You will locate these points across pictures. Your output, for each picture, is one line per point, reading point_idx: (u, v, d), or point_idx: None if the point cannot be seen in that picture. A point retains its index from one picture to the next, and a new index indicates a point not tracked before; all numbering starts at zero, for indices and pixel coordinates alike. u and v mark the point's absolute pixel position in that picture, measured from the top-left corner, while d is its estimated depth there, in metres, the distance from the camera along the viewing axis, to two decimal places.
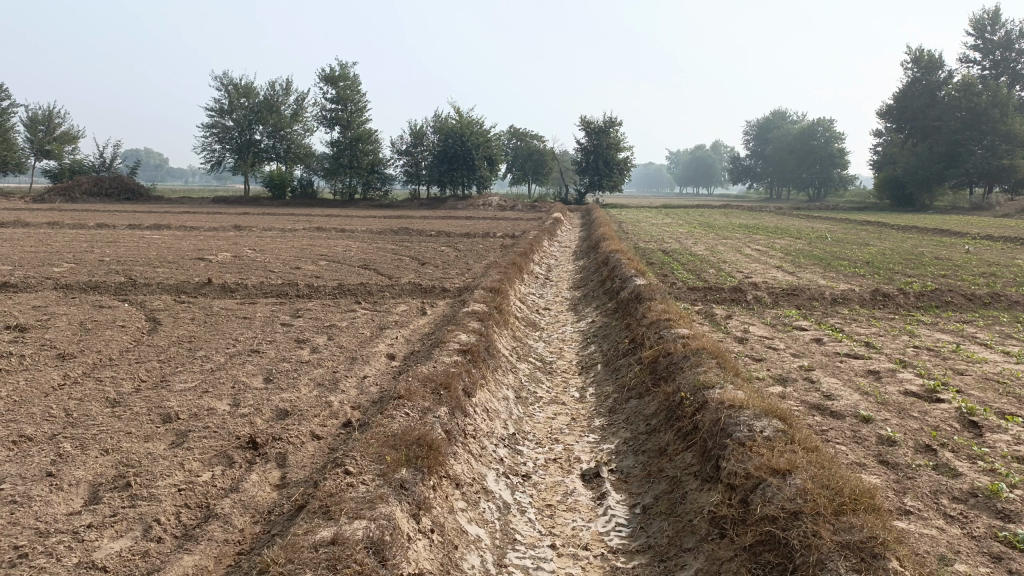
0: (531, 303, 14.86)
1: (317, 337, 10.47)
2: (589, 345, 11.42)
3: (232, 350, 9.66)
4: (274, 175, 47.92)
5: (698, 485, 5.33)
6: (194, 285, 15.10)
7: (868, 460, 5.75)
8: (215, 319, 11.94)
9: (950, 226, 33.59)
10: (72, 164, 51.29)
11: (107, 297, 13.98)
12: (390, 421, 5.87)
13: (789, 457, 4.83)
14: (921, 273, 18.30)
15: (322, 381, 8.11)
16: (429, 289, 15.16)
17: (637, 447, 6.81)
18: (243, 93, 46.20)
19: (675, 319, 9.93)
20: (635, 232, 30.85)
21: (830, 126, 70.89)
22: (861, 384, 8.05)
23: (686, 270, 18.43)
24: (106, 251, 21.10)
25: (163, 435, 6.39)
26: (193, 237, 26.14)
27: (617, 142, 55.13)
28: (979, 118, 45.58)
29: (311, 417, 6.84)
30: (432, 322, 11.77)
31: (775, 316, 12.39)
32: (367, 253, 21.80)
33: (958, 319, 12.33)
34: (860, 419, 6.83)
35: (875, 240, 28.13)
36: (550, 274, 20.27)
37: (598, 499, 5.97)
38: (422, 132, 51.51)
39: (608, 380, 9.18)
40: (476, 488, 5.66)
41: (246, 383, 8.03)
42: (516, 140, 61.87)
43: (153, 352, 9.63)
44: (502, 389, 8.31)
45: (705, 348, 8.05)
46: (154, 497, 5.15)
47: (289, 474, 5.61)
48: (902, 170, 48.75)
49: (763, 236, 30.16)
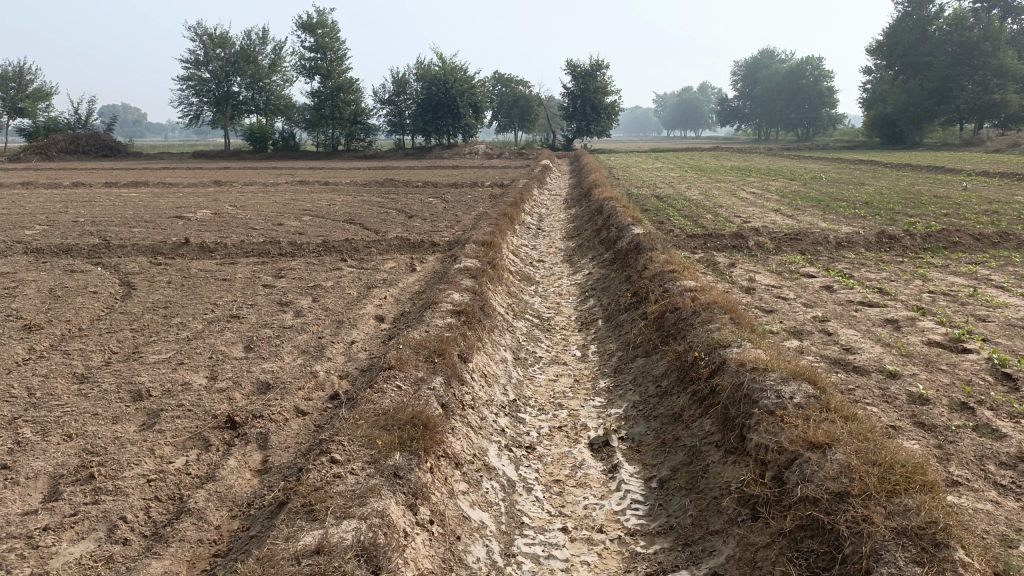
0: (525, 256, 14.25)
1: (300, 299, 9.88)
2: (588, 299, 10.88)
3: (210, 316, 9.07)
4: (254, 128, 46.61)
5: (721, 457, 4.86)
6: (171, 245, 14.42)
7: (903, 423, 5.27)
8: (192, 281, 11.30)
9: (945, 163, 32.98)
10: (47, 121, 49.60)
11: (79, 261, 13.29)
12: (380, 395, 5.34)
13: (828, 429, 4.33)
14: (923, 212, 17.75)
15: (307, 348, 7.57)
16: (417, 244, 14.54)
17: (648, 412, 6.32)
18: (219, 43, 44.74)
19: (679, 271, 9.38)
20: (625, 178, 30.15)
21: (819, 64, 69.48)
22: (881, 335, 7.54)
23: (682, 216, 17.88)
24: (82, 212, 20.25)
25: (133, 415, 5.85)
26: (172, 194, 25.24)
27: (604, 85, 53.86)
28: (972, 53, 44.52)
29: (294, 390, 6.31)
30: (422, 279, 11.20)
31: (780, 263, 11.85)
32: (352, 207, 21.07)
33: (970, 261, 11.82)
34: (887, 375, 6.35)
35: (870, 179, 27.47)
36: (541, 224, 19.63)
37: (609, 472, 5.49)
38: (404, 80, 50.06)
39: (611, 337, 8.68)
40: (477, 466, 5.17)
41: (224, 353, 7.46)
42: (501, 86, 60.45)
43: (125, 320, 9.03)
44: (499, 352, 7.79)
45: (715, 302, 7.52)
46: (120, 490, 4.63)
47: (270, 457, 5.10)
48: (891, 108, 48.30)
49: (756, 177, 29.49)
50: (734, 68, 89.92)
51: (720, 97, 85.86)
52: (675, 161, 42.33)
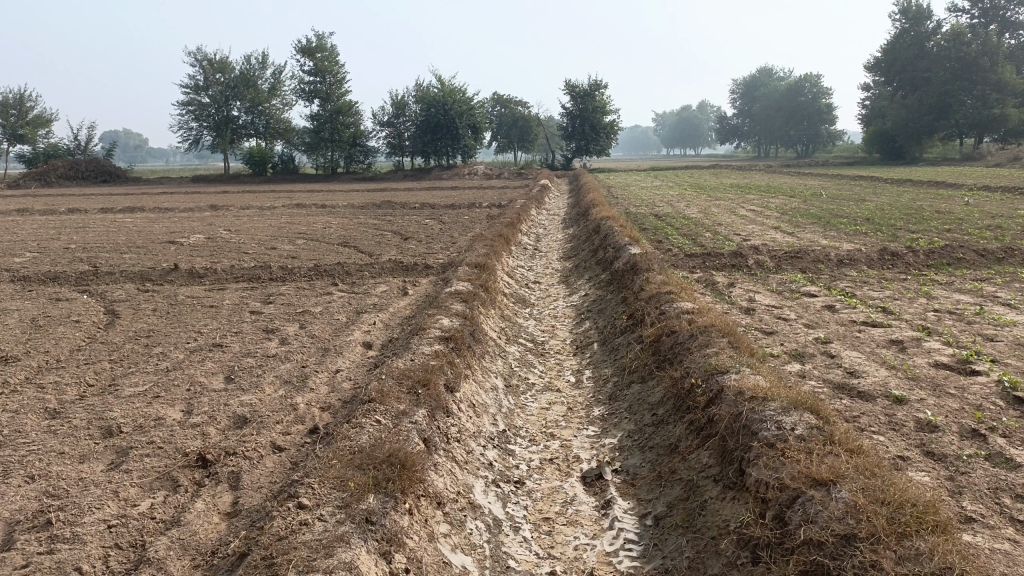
0: (520, 277, 14.00)
1: (287, 326, 9.60)
2: (584, 321, 10.60)
3: (193, 345, 8.80)
4: (254, 152, 46.59)
5: (719, 493, 4.56)
6: (160, 272, 14.15)
7: (912, 453, 4.97)
8: (179, 309, 11.03)
9: (946, 178, 32.77)
10: (47, 147, 49.64)
11: (66, 289, 13.03)
12: (358, 431, 5.05)
13: (831, 464, 4.02)
14: (925, 228, 17.49)
15: (289, 378, 7.28)
16: (410, 267, 14.27)
17: (643, 442, 6.02)
18: (218, 68, 44.86)
19: (676, 292, 9.10)
20: (624, 197, 29.95)
21: (817, 81, 69.64)
22: (886, 357, 7.25)
23: (681, 234, 17.64)
24: (74, 238, 20.03)
25: (101, 453, 5.56)
26: (167, 219, 25.03)
27: (602, 105, 53.86)
28: (970, 68, 44.54)
29: (272, 424, 6.02)
30: (413, 304, 10.93)
31: (780, 282, 11.58)
32: (348, 230, 20.84)
33: (975, 278, 11.54)
34: (894, 400, 6.05)
35: (870, 195, 27.24)
36: (539, 245, 19.39)
37: (602, 509, 5.18)
38: (403, 102, 50.09)
39: (606, 362, 8.39)
40: (461, 504, 4.87)
41: (203, 384, 7.17)
42: (500, 106, 60.49)
43: (105, 351, 8.74)
44: (490, 379, 7.50)
45: (713, 325, 7.23)
46: (77, 537, 4.33)
47: (241, 500, 4.80)
48: (891, 124, 48.40)
49: (756, 195, 29.27)
50: (733, 85, 90.01)
51: (719, 115, 85.88)
52: (675, 180, 42.19)
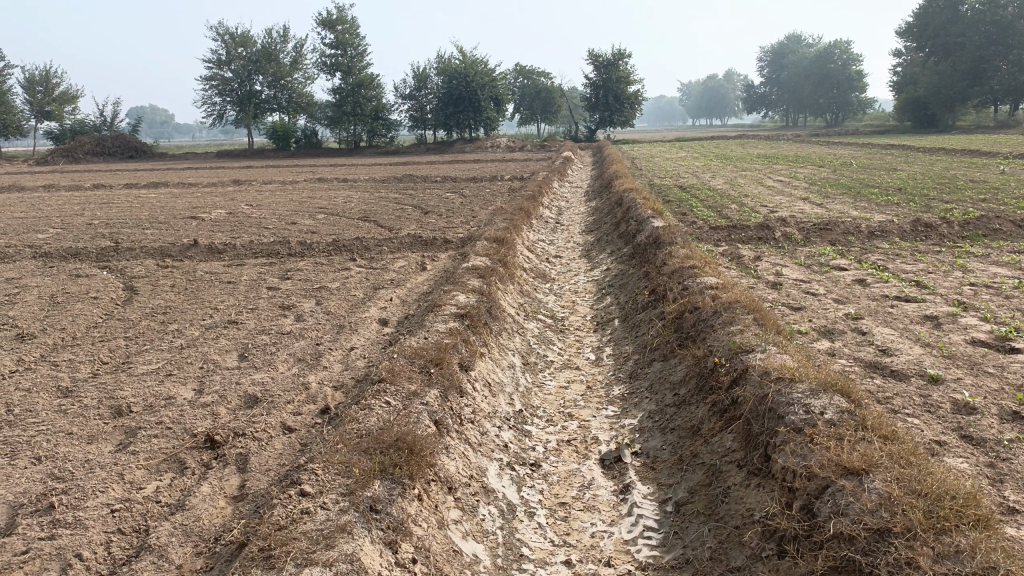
0: (541, 252, 13.76)
1: (302, 302, 9.46)
2: (605, 297, 10.36)
3: (208, 321, 8.69)
4: (277, 126, 46.47)
5: (744, 481, 4.35)
6: (180, 247, 14.08)
7: (948, 438, 4.70)
8: (197, 285, 10.95)
9: (979, 145, 31.87)
10: (74, 124, 49.95)
11: (87, 265, 13.00)
12: (367, 413, 4.89)
13: (865, 451, 3.77)
14: (959, 198, 16.97)
15: (303, 356, 7.14)
16: (430, 241, 14.08)
17: (664, 424, 5.80)
18: (240, 42, 44.73)
19: (700, 267, 8.80)
20: (650, 168, 29.43)
21: (847, 48, 68.19)
22: (920, 334, 6.94)
23: (706, 206, 17.26)
24: (97, 214, 20.10)
25: (110, 434, 5.46)
26: (189, 194, 25.05)
27: (626, 74, 53.01)
28: (1005, 32, 43.30)
29: (282, 404, 5.88)
30: (431, 279, 10.74)
31: (809, 255, 11.22)
32: (368, 204, 20.67)
33: (1011, 250, 11.11)
34: (928, 380, 5.77)
35: (901, 164, 26.52)
36: (561, 218, 19.10)
37: (620, 493, 4.99)
38: (425, 74, 49.67)
39: (628, 339, 8.16)
40: (473, 489, 4.70)
41: (216, 362, 7.06)
42: (523, 78, 59.81)
43: (121, 328, 8.68)
44: (507, 357, 7.31)
45: (737, 301, 6.96)
46: (79, 522, 4.22)
47: (248, 483, 4.68)
48: (922, 91, 46.15)
49: (784, 165, 28.65)
50: (761, 54, 87.93)
51: (746, 84, 84.09)
52: (699, 150, 41.43)
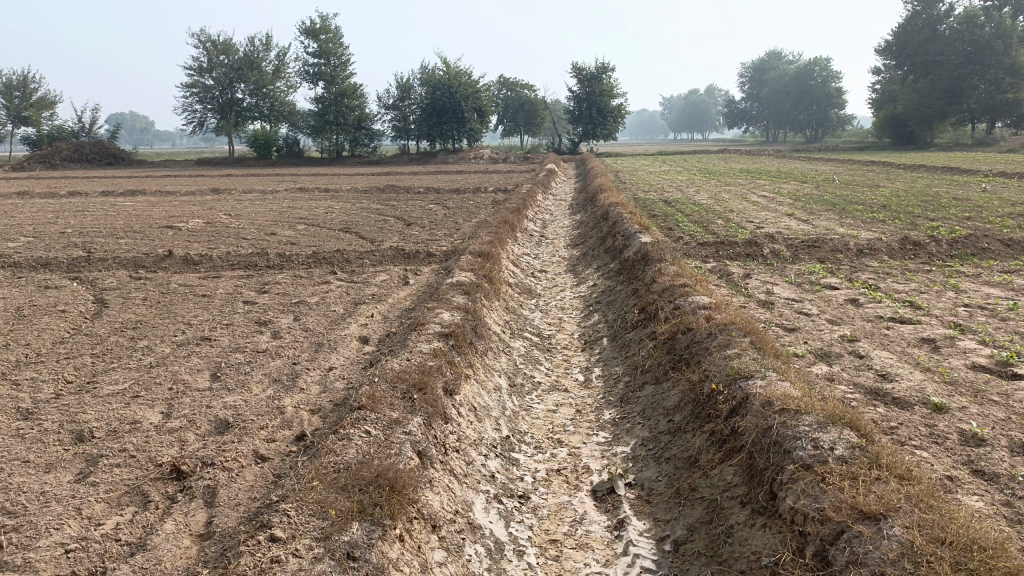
0: (525, 266, 13.47)
1: (280, 318, 9.11)
2: (592, 315, 10.08)
3: (180, 338, 8.31)
4: (258, 134, 45.94)
5: (748, 520, 4.08)
6: (154, 258, 13.65)
7: (960, 473, 4.46)
8: (171, 298, 10.57)
9: (959, 163, 32.07)
10: (51, 130, 49.12)
11: (57, 276, 12.54)
12: (345, 444, 4.57)
13: (881, 494, 3.52)
14: (944, 215, 16.92)
15: (279, 376, 6.81)
16: (412, 255, 13.77)
17: (658, 453, 5.53)
18: (222, 50, 44.28)
19: (691, 285, 8.56)
20: (634, 182, 29.32)
21: (827, 65, 68.96)
22: (920, 359, 6.72)
23: (692, 221, 17.10)
24: (71, 222, 19.58)
25: (69, 463, 5.10)
26: (167, 202, 24.56)
27: (610, 88, 53.09)
28: (983, 52, 43.75)
29: (256, 430, 5.54)
30: (414, 294, 10.42)
31: (798, 273, 11.03)
32: (350, 216, 20.32)
33: (1002, 269, 10.97)
34: (932, 408, 5.53)
35: (884, 181, 26.61)
36: (545, 231, 18.87)
37: (615, 529, 4.70)
38: (408, 85, 49.44)
39: (617, 360, 7.89)
40: (459, 526, 4.39)
41: (187, 383, 6.70)
42: (506, 90, 59.72)
43: (88, 344, 8.29)
44: (493, 378, 7.02)
45: (733, 323, 6.71)
46: (28, 566, 3.87)
47: (216, 519, 4.35)
48: (901, 108, 46.51)
49: (767, 180, 28.61)
50: (742, 70, 88.70)
51: (728, 98, 84.66)
52: (682, 164, 41.42)
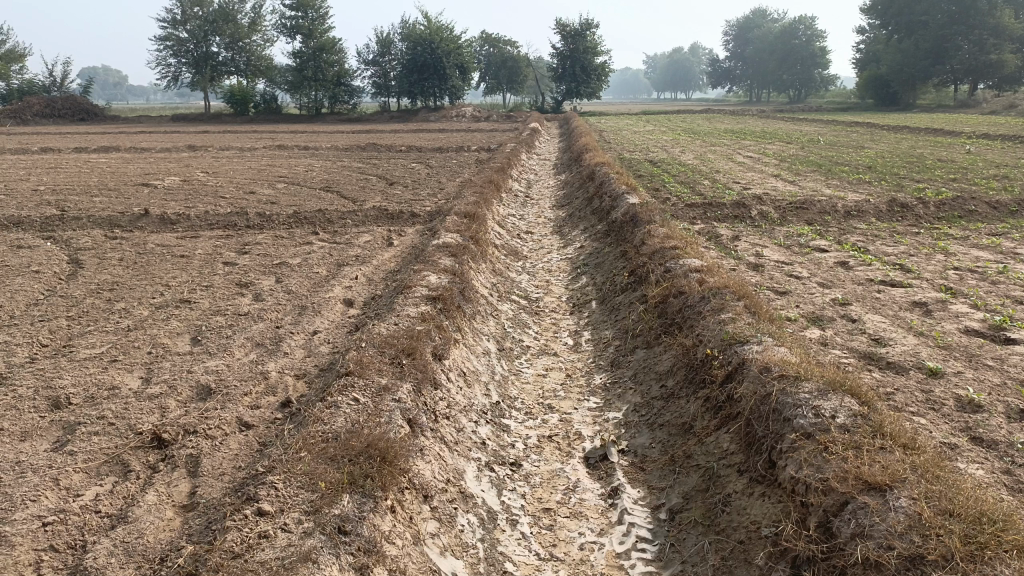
0: (511, 227, 13.28)
1: (261, 280, 8.89)
2: (580, 277, 9.96)
3: (158, 300, 8.08)
4: (234, 90, 44.89)
5: (748, 489, 4.00)
6: (130, 217, 13.29)
7: (959, 440, 4.40)
8: (148, 258, 10.29)
9: (942, 125, 31.97)
10: (21, 84, 47.72)
11: (29, 235, 12.18)
12: (333, 413, 4.42)
13: (887, 465, 3.44)
14: (929, 177, 16.84)
15: (262, 340, 6.63)
16: (396, 215, 13.53)
17: (652, 419, 5.44)
18: (196, 2, 43.01)
19: (681, 248, 8.43)
20: (618, 142, 29.02)
21: (812, 23, 68.41)
22: (913, 323, 6.66)
23: (678, 182, 16.95)
24: (42, 179, 19.07)
25: (45, 430, 4.92)
26: (142, 160, 24.00)
27: (594, 45, 52.28)
28: (968, 12, 43.37)
29: (239, 396, 5.38)
30: (399, 256, 10.23)
31: (787, 235, 10.94)
32: (331, 174, 19.94)
33: (990, 232, 10.93)
34: (927, 374, 5.48)
35: (868, 142, 26.52)
36: (530, 191, 18.63)
37: (608, 497, 4.63)
38: (389, 40, 48.42)
39: (607, 323, 7.78)
40: (451, 495, 4.27)
41: (167, 347, 6.50)
42: (488, 46, 58.68)
43: (63, 306, 8.04)
44: (482, 343, 6.88)
45: (726, 286, 6.61)
46: (3, 540, 3.71)
47: (199, 490, 4.21)
48: (886, 69, 46.32)
49: (752, 141, 28.40)
50: (727, 28, 87.82)
51: (712, 57, 83.94)
52: (665, 124, 41.09)
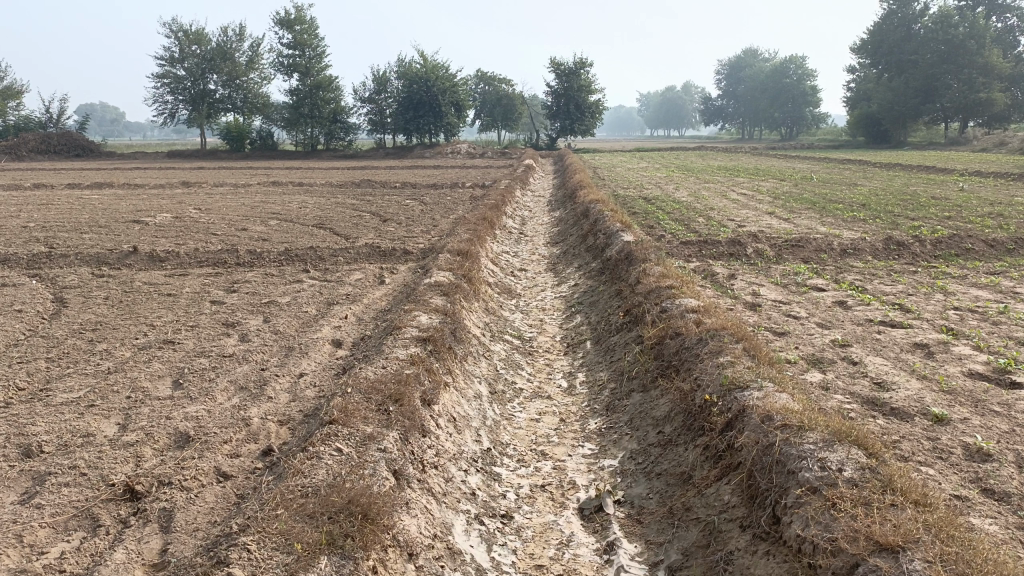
0: (504, 264, 13.14)
1: (249, 320, 8.70)
2: (574, 316, 9.80)
3: (142, 341, 7.87)
4: (230, 127, 45.07)
5: (750, 546, 3.80)
6: (118, 255, 13.11)
7: (969, 492, 4.22)
8: (134, 297, 10.09)
9: (934, 162, 32.10)
10: (18, 121, 47.85)
11: (15, 273, 11.99)
12: (313, 463, 4.21)
13: (898, 524, 3.25)
14: (924, 215, 16.80)
15: (246, 384, 6.41)
16: (388, 252, 13.38)
17: (649, 468, 5.23)
18: (194, 40, 43.39)
19: (678, 287, 8.27)
20: (612, 178, 29.08)
21: (802, 63, 69.35)
22: (916, 365, 6.48)
23: (673, 219, 16.88)
24: (33, 216, 18.92)
25: (13, 481, 4.69)
26: (135, 196, 23.88)
27: (588, 83, 52.75)
28: (957, 51, 43.76)
29: (218, 444, 5.16)
30: (389, 295, 10.06)
31: (784, 274, 10.80)
32: (324, 211, 19.85)
33: (988, 271, 10.81)
34: (933, 420, 5.29)
35: (862, 180, 26.59)
36: (524, 228, 18.54)
37: (604, 553, 4.40)
38: (385, 78, 48.76)
39: (602, 365, 7.59)
40: (438, 551, 4.04)
41: (147, 391, 6.29)
42: (484, 84, 59.25)
43: (44, 347, 7.82)
44: (473, 386, 6.68)
45: (724, 327, 6.44)
46: None
47: (170, 547, 3.98)
48: (876, 107, 47.10)
49: (746, 178, 28.47)
50: (719, 67, 89.02)
51: (705, 96, 84.97)
52: (660, 161, 41.35)
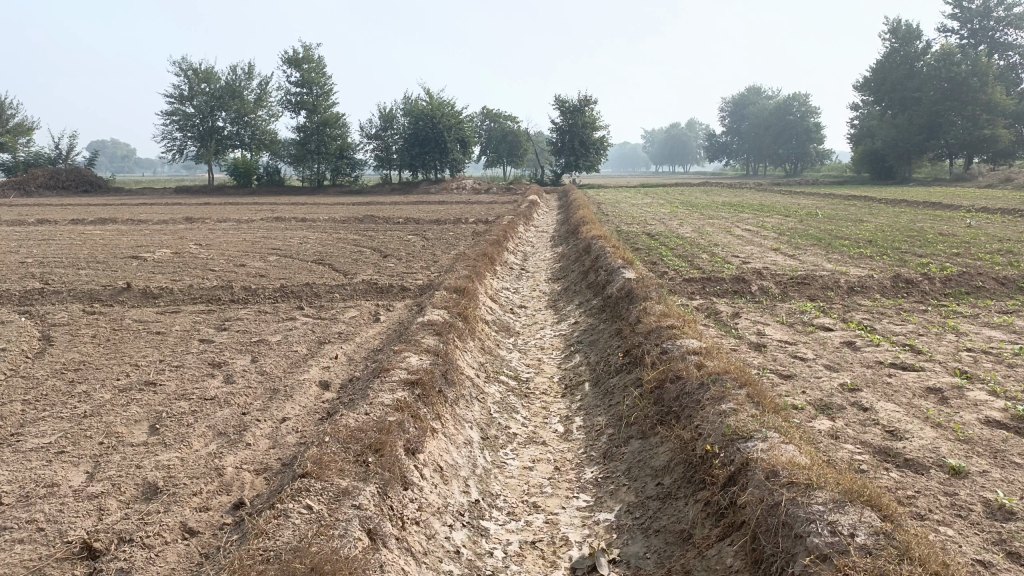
0: (504, 301, 12.87)
1: (236, 360, 8.43)
2: (573, 355, 9.49)
3: (123, 382, 7.60)
4: (238, 163, 45.29)
5: None
6: (111, 291, 12.91)
7: (993, 557, 3.87)
8: (122, 335, 9.84)
9: (940, 199, 31.95)
10: (27, 156, 48.18)
11: (5, 310, 11.78)
12: (279, 524, 3.93)
13: None
14: (932, 252, 16.54)
15: (225, 429, 6.11)
16: (385, 289, 13.14)
17: (647, 523, 4.89)
18: (203, 78, 43.83)
19: (679, 327, 7.97)
20: (616, 214, 28.96)
21: (806, 100, 69.77)
22: (929, 412, 6.15)
23: (676, 256, 16.65)
24: (32, 251, 18.77)
25: None
26: (137, 231, 23.81)
27: (593, 120, 53.00)
28: (960, 89, 43.72)
29: (187, 497, 4.86)
30: (383, 333, 9.79)
31: (789, 313, 10.51)
32: (325, 246, 19.70)
33: (1000, 310, 10.51)
34: (950, 472, 4.95)
35: (868, 215, 26.38)
36: (526, 264, 18.32)
37: None
38: (391, 115, 49.10)
39: (599, 409, 7.27)
40: None
41: (121, 437, 5.99)
42: (490, 121, 59.72)
43: (22, 387, 7.56)
44: (464, 432, 6.36)
45: (727, 371, 6.13)
46: None
47: None
48: (880, 143, 47.21)
49: (751, 214, 28.31)
50: (723, 104, 89.68)
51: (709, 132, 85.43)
52: (664, 197, 41.31)
